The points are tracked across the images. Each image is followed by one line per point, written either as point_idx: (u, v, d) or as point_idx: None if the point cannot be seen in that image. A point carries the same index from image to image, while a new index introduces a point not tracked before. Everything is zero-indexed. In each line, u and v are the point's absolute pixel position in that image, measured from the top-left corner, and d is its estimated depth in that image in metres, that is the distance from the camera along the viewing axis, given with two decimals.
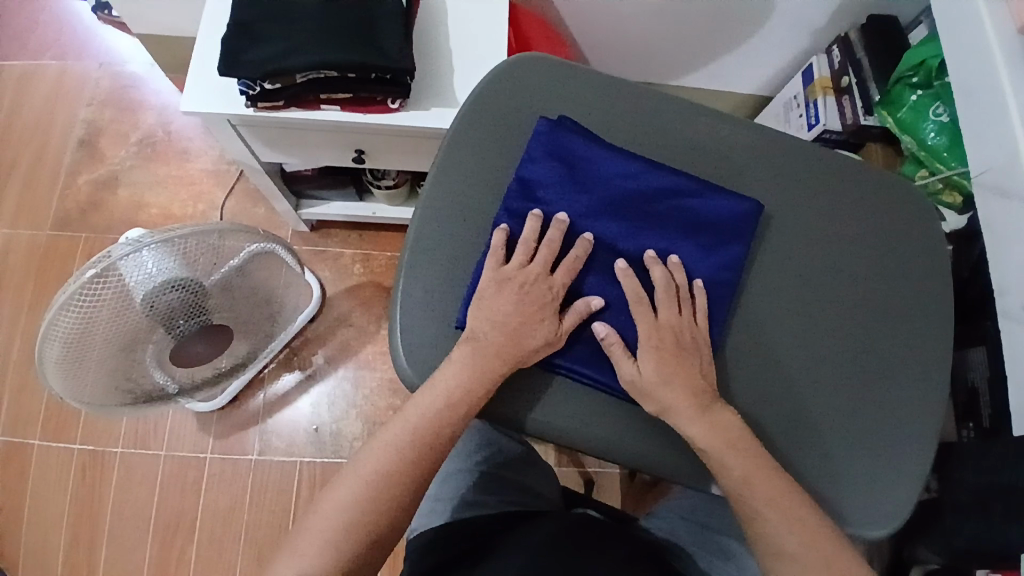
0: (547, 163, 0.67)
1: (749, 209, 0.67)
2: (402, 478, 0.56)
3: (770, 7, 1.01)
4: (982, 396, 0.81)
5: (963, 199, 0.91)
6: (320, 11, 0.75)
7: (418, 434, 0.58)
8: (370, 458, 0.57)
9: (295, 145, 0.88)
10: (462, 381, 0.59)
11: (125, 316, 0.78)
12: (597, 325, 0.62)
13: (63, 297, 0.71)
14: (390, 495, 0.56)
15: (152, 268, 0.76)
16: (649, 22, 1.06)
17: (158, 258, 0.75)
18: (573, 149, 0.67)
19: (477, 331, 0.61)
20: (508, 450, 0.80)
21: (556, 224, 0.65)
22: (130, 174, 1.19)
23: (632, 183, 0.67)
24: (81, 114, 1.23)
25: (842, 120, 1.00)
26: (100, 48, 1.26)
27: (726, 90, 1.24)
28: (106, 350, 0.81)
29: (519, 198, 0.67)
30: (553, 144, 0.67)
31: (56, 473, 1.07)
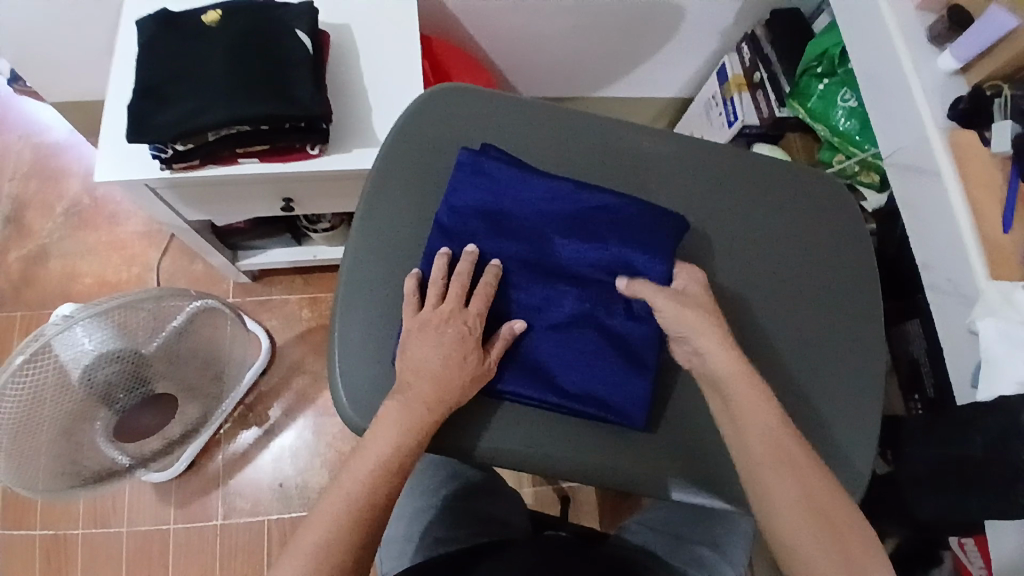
0: (472, 190, 0.67)
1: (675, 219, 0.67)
2: (364, 515, 0.54)
3: (679, 10, 1.04)
4: (923, 366, 0.83)
5: (881, 178, 0.93)
6: (226, 64, 0.74)
7: (375, 465, 0.56)
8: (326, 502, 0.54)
9: (217, 199, 0.86)
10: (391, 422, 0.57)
11: (63, 394, 0.75)
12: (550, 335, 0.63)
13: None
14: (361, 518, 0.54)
15: (86, 344, 0.73)
16: (567, 37, 1.08)
17: (92, 333, 0.73)
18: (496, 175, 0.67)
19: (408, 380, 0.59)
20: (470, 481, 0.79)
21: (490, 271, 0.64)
22: (60, 245, 1.15)
23: (555, 205, 0.67)
24: (4, 189, 1.19)
25: (759, 114, 1.03)
26: (18, 119, 1.22)
27: (649, 97, 1.26)
28: (49, 434, 0.78)
29: (444, 233, 0.66)
30: (475, 172, 0.67)
31: (14, 564, 1.02)
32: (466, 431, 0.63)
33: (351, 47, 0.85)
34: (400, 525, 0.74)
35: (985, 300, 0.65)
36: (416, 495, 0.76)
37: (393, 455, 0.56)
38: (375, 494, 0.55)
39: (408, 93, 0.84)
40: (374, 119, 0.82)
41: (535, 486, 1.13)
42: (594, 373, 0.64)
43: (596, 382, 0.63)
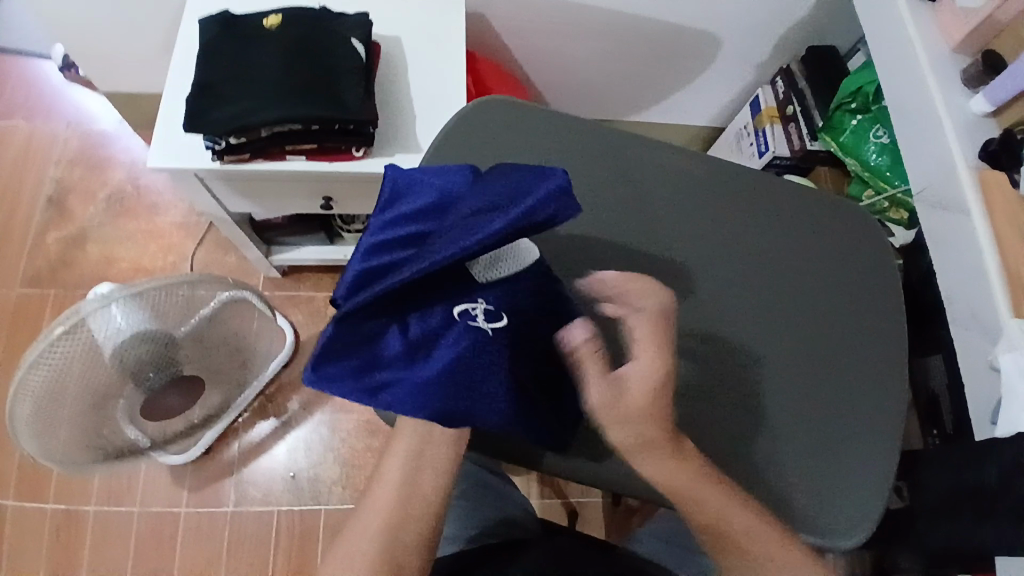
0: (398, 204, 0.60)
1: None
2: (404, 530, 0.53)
3: (714, 41, 1.07)
4: (943, 402, 0.84)
5: (909, 217, 0.95)
6: (281, 64, 0.78)
7: (407, 480, 0.54)
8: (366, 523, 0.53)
9: (261, 193, 0.89)
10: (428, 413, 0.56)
11: (95, 370, 0.78)
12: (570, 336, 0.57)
13: (33, 354, 0.71)
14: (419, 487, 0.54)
15: (121, 322, 0.76)
16: (604, 60, 1.11)
17: (126, 312, 0.75)
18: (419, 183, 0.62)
19: None
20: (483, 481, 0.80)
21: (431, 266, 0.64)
22: (100, 230, 1.19)
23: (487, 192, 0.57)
24: (51, 173, 1.23)
25: (790, 145, 1.05)
26: (69, 108, 1.27)
27: (679, 124, 1.29)
28: (77, 407, 0.80)
29: None
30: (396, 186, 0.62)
31: (29, 536, 1.03)
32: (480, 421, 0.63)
33: (399, 56, 0.89)
34: None
35: (1007, 336, 0.66)
36: None
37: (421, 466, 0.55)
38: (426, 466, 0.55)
39: (452, 103, 0.87)
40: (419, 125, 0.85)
41: (543, 497, 1.14)
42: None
43: None
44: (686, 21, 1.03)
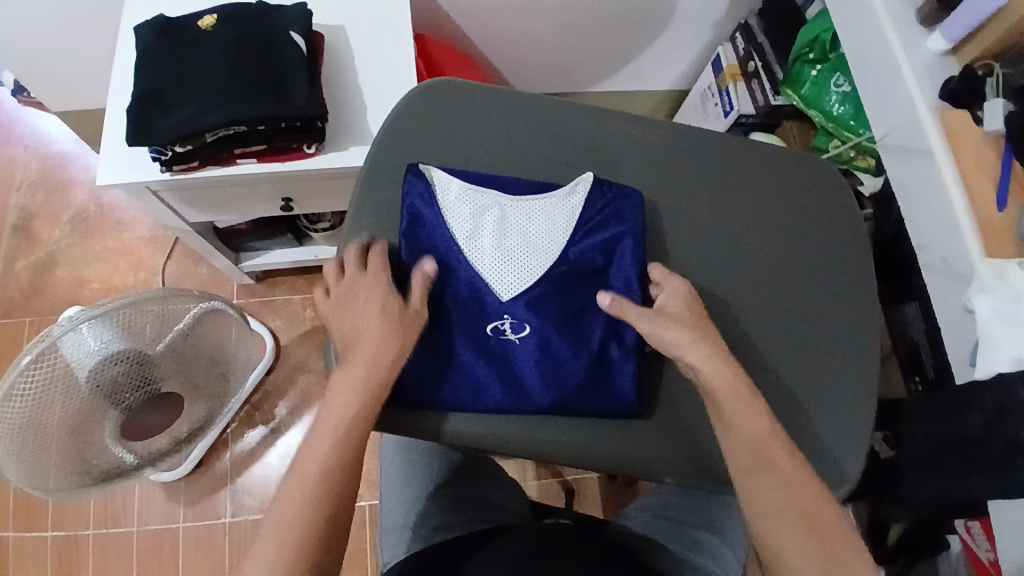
0: (433, 220, 0.67)
1: (636, 208, 0.70)
2: (330, 483, 0.53)
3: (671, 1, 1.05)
4: (922, 348, 0.83)
5: (876, 162, 0.94)
6: (222, 67, 0.76)
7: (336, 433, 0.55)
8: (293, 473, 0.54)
9: (220, 200, 0.87)
10: (356, 385, 0.57)
11: (70, 394, 0.76)
12: (602, 296, 0.66)
13: (3, 382, 0.70)
14: (336, 479, 0.54)
15: (92, 345, 0.75)
16: (563, 30, 1.09)
17: (96, 334, 0.74)
18: (451, 196, 0.68)
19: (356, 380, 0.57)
20: (469, 467, 0.80)
21: (421, 274, 0.64)
22: (67, 252, 1.16)
23: (519, 220, 0.68)
24: (12, 199, 1.20)
25: (754, 103, 1.05)
26: (25, 131, 1.24)
27: (645, 90, 1.27)
28: (61, 432, 0.79)
29: (437, 238, 0.67)
30: (429, 192, 0.68)
31: (29, 565, 1.03)
32: (459, 417, 0.63)
33: (346, 47, 0.87)
34: (398, 514, 0.75)
35: (979, 278, 0.65)
36: (414, 483, 0.77)
37: (346, 437, 0.55)
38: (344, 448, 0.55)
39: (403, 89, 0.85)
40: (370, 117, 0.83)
41: (540, 479, 1.14)
42: (571, 371, 0.64)
43: (571, 375, 0.64)
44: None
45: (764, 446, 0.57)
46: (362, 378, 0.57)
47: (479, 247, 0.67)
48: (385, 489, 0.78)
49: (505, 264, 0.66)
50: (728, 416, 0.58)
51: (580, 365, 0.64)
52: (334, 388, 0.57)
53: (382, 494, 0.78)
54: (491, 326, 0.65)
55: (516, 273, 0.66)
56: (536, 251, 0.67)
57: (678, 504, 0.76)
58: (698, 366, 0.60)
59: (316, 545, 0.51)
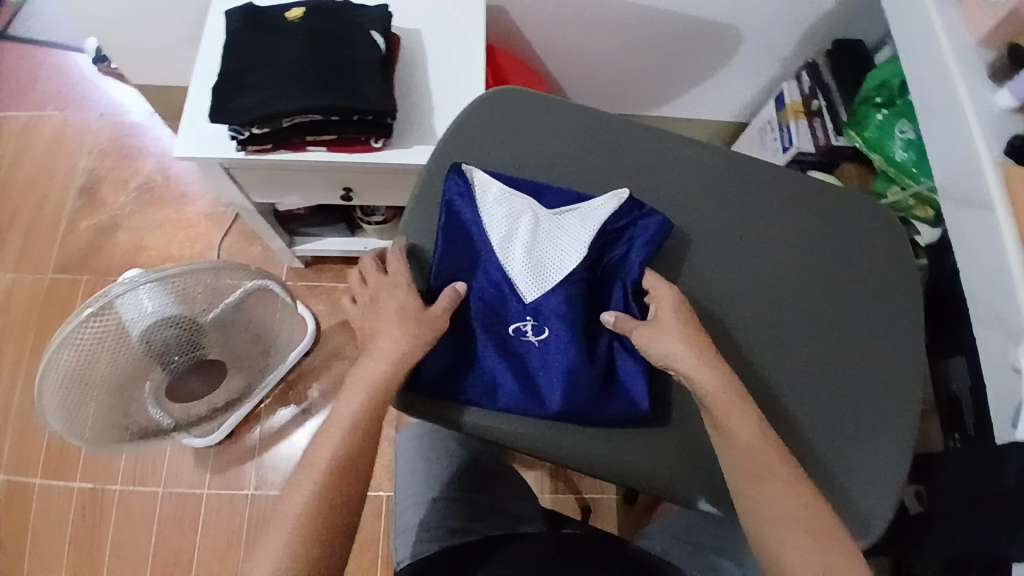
0: (470, 219, 0.69)
1: (659, 225, 0.70)
2: (338, 499, 0.56)
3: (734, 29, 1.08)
4: (964, 403, 0.82)
5: (936, 213, 0.93)
6: (302, 56, 0.79)
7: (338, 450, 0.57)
8: (309, 463, 0.57)
9: (286, 184, 0.91)
10: (372, 381, 0.60)
11: (122, 350, 0.80)
12: (605, 314, 0.67)
13: (62, 333, 0.73)
14: (348, 471, 0.57)
15: (147, 306, 0.78)
16: (628, 51, 1.11)
17: (154, 296, 0.77)
18: (489, 197, 0.70)
19: (376, 375, 0.60)
20: (487, 471, 0.81)
21: (451, 290, 0.65)
22: (129, 218, 1.21)
23: (551, 225, 0.70)
24: (82, 162, 1.26)
25: (815, 141, 1.07)
26: (101, 98, 1.29)
27: (702, 118, 1.29)
28: (108, 385, 0.83)
29: (467, 238, 0.69)
30: (468, 192, 0.70)
31: (57, 513, 1.07)
32: (483, 413, 0.65)
33: (420, 48, 0.90)
34: (414, 514, 0.76)
35: None
36: (431, 483, 0.78)
37: (358, 432, 0.58)
38: (357, 441, 0.58)
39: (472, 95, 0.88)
40: (437, 118, 0.86)
41: (556, 492, 1.14)
42: (587, 377, 0.65)
43: (588, 384, 0.64)
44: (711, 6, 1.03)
45: (793, 471, 0.57)
46: (379, 373, 0.60)
47: (512, 249, 0.69)
48: (402, 488, 0.79)
49: (534, 267, 0.68)
50: (754, 439, 0.59)
51: (596, 373, 0.65)
52: (353, 383, 0.60)
53: (397, 491, 0.79)
54: (512, 327, 0.67)
55: (544, 276, 0.67)
56: (566, 257, 0.68)
57: (700, 530, 0.75)
58: (688, 371, 0.62)
59: (326, 531, 0.54)
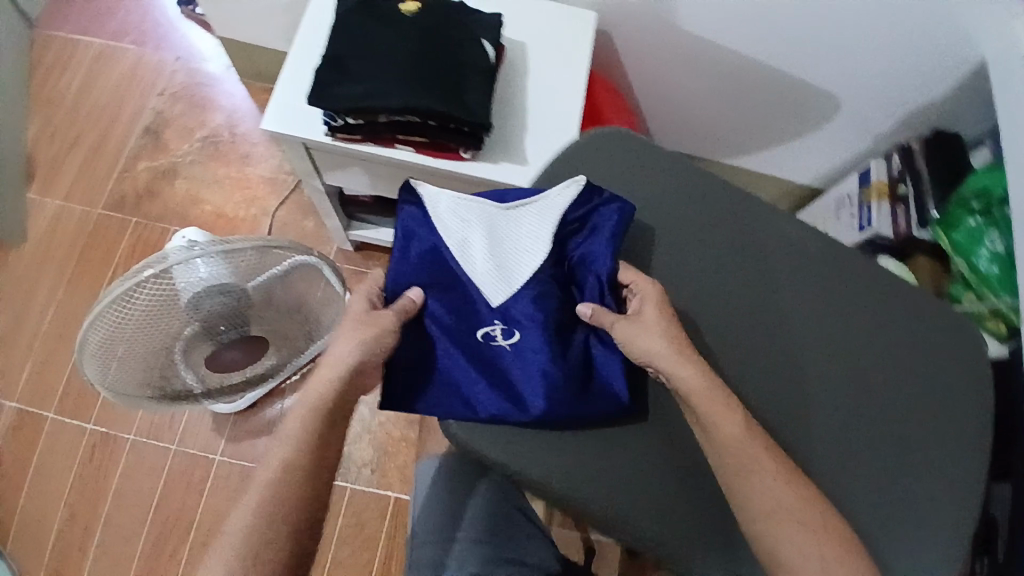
0: (423, 231, 0.69)
1: (619, 211, 0.70)
2: (288, 521, 0.57)
3: (832, 99, 1.07)
4: (1006, 532, 0.81)
5: (1010, 329, 0.90)
6: (410, 52, 0.77)
7: (261, 515, 0.56)
8: (262, 476, 0.58)
9: (363, 171, 0.89)
10: (323, 390, 0.61)
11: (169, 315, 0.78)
12: (580, 307, 0.67)
13: (115, 292, 0.72)
14: (300, 481, 0.58)
15: (203, 275, 0.76)
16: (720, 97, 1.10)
17: (210, 266, 0.76)
18: (442, 208, 0.70)
19: (329, 385, 0.61)
20: (504, 507, 0.73)
21: (405, 299, 0.66)
22: (189, 168, 1.21)
23: (513, 228, 0.70)
24: (151, 103, 1.24)
25: (895, 228, 1.08)
26: (180, 42, 1.28)
27: (777, 177, 1.28)
28: (151, 347, 0.82)
29: (422, 244, 0.69)
30: (424, 210, 0.70)
31: (67, 449, 1.06)
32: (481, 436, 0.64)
33: (522, 61, 0.88)
34: (422, 548, 0.70)
35: None
36: (441, 515, 0.71)
37: (310, 442, 0.59)
38: (310, 450, 0.59)
39: (567, 124, 0.85)
40: (529, 138, 0.84)
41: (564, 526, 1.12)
42: (559, 373, 0.65)
43: (566, 385, 0.64)
44: (815, 70, 1.02)
45: None
46: (336, 380, 0.61)
47: (474, 254, 0.69)
48: (413, 518, 0.73)
49: (500, 271, 0.68)
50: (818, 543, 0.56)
51: (568, 372, 0.65)
52: (306, 394, 0.61)
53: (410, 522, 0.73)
54: (482, 333, 0.67)
55: (510, 277, 0.68)
56: (530, 255, 0.69)
57: None
58: (739, 442, 0.60)
59: (279, 542, 0.56)
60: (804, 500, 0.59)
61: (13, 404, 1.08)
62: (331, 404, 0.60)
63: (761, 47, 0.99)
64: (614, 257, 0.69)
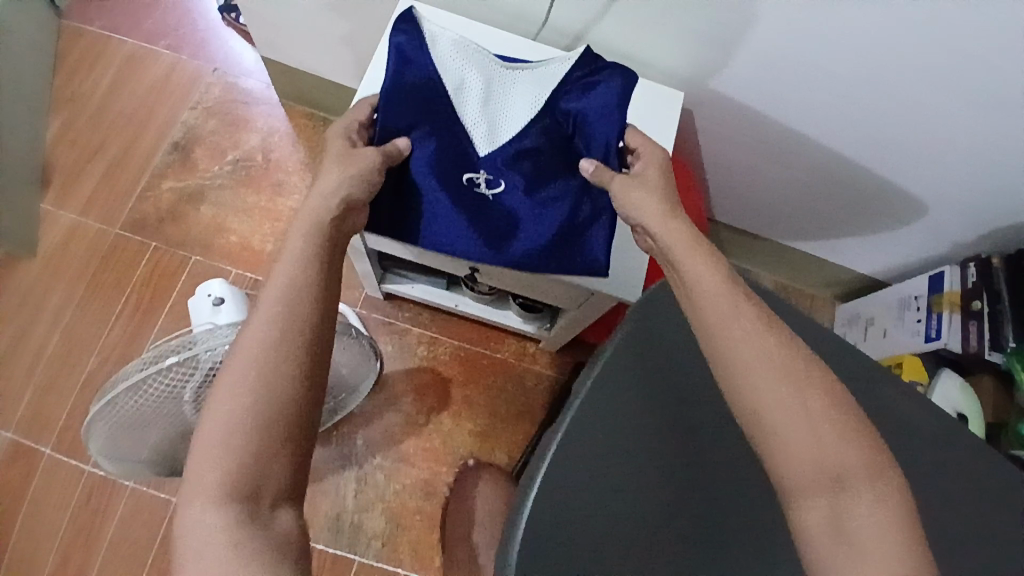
0: (427, 63, 0.73)
1: (615, 75, 0.75)
2: (278, 424, 0.51)
3: (917, 203, 0.99)
4: None
5: None
6: None
7: (251, 397, 0.51)
8: (228, 389, 0.52)
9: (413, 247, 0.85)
10: (286, 297, 0.55)
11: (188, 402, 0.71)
12: (585, 163, 0.70)
13: (130, 380, 0.65)
14: (281, 384, 0.52)
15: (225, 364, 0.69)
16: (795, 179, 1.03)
17: None
18: (443, 44, 0.75)
19: (283, 316, 0.54)
20: None
21: (394, 145, 0.70)
22: (217, 192, 1.13)
23: (510, 104, 0.75)
24: (182, 116, 1.16)
25: (965, 346, 0.99)
26: (220, 52, 1.20)
27: (839, 265, 1.20)
28: (170, 429, 0.75)
29: (415, 108, 0.72)
30: (431, 66, 0.74)
31: (62, 488, 0.99)
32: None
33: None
34: None
35: None
36: None
37: (279, 347, 0.53)
38: (286, 349, 0.53)
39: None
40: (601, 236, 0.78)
41: None
42: (541, 232, 0.72)
43: (539, 238, 0.72)
44: (903, 169, 0.94)
45: None
46: (303, 287, 0.56)
47: (475, 90, 0.74)
48: None
49: (492, 122, 0.74)
50: None
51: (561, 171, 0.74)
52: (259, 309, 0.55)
53: None
54: (469, 178, 0.73)
55: (495, 134, 0.74)
56: (521, 112, 0.75)
57: None
58: None
59: (270, 447, 0.51)
60: (819, 390, 0.50)
61: (8, 433, 1.01)
62: (298, 306, 0.55)
63: (847, 138, 0.92)
64: (620, 124, 0.73)
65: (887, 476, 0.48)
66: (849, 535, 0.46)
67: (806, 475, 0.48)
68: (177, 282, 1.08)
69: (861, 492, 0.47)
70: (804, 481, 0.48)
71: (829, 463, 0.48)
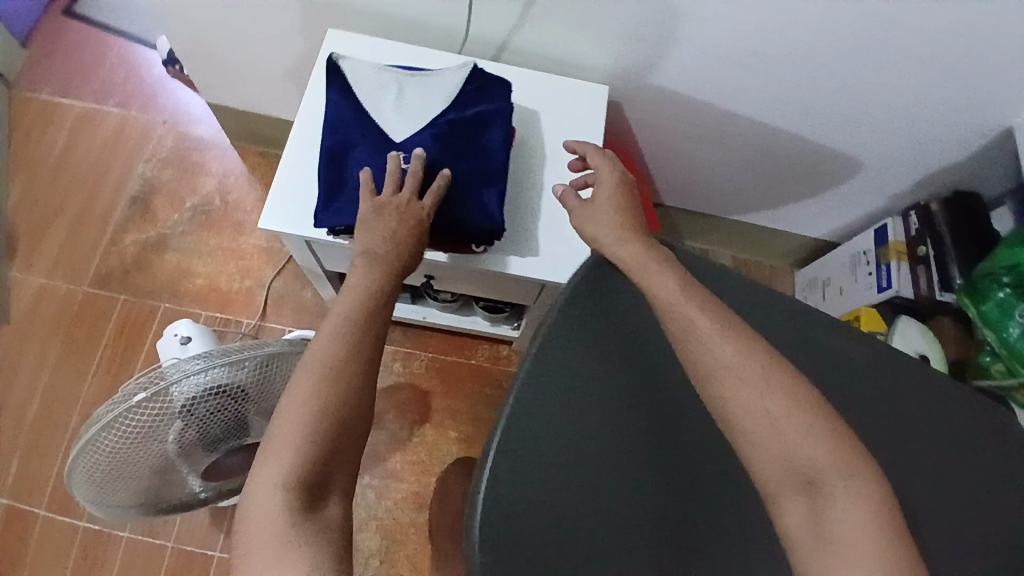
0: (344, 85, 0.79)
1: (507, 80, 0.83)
2: (339, 410, 0.54)
3: (847, 159, 1.03)
4: None
5: None
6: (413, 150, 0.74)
7: (324, 390, 0.54)
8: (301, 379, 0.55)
9: None
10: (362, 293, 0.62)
11: (162, 441, 0.72)
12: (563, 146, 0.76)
13: (101, 422, 0.66)
14: (350, 373, 0.56)
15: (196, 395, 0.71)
16: (733, 155, 1.08)
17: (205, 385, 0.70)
18: (360, 66, 0.80)
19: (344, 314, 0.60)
20: None
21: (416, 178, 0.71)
22: (180, 239, 1.15)
23: (423, 101, 0.78)
24: (138, 169, 1.19)
25: (916, 289, 1.03)
26: (168, 103, 1.23)
27: (789, 232, 1.24)
28: (145, 472, 0.75)
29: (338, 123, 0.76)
30: (348, 80, 0.79)
31: (56, 549, 0.99)
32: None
33: (539, 133, 0.88)
34: None
35: None
36: None
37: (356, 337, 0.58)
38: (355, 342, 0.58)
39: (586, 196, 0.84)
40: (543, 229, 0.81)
41: None
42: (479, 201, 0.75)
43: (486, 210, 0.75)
44: (832, 129, 0.98)
45: None
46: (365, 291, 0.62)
47: (388, 94, 0.78)
48: None
49: (404, 111, 0.77)
50: None
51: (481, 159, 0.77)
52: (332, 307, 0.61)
53: None
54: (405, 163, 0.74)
55: (411, 121, 0.77)
56: (432, 101, 0.78)
57: None
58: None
59: (336, 425, 0.54)
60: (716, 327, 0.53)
61: None
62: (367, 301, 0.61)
63: (775, 110, 0.97)
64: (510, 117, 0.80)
65: (858, 467, 0.49)
66: (828, 534, 0.47)
67: (779, 471, 0.49)
68: (150, 330, 1.10)
69: (833, 490, 0.48)
70: (777, 478, 0.49)
71: (800, 462, 0.49)
